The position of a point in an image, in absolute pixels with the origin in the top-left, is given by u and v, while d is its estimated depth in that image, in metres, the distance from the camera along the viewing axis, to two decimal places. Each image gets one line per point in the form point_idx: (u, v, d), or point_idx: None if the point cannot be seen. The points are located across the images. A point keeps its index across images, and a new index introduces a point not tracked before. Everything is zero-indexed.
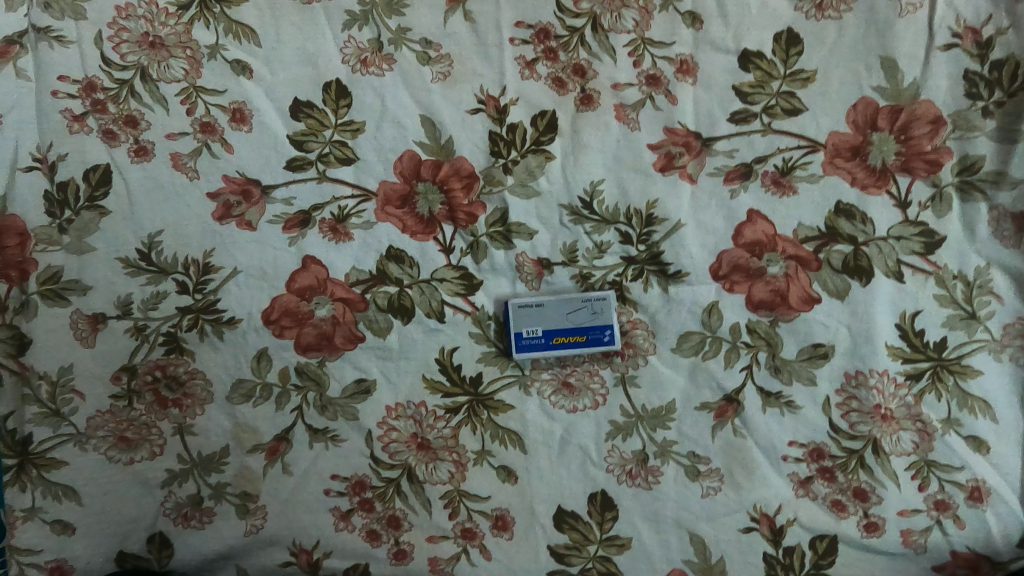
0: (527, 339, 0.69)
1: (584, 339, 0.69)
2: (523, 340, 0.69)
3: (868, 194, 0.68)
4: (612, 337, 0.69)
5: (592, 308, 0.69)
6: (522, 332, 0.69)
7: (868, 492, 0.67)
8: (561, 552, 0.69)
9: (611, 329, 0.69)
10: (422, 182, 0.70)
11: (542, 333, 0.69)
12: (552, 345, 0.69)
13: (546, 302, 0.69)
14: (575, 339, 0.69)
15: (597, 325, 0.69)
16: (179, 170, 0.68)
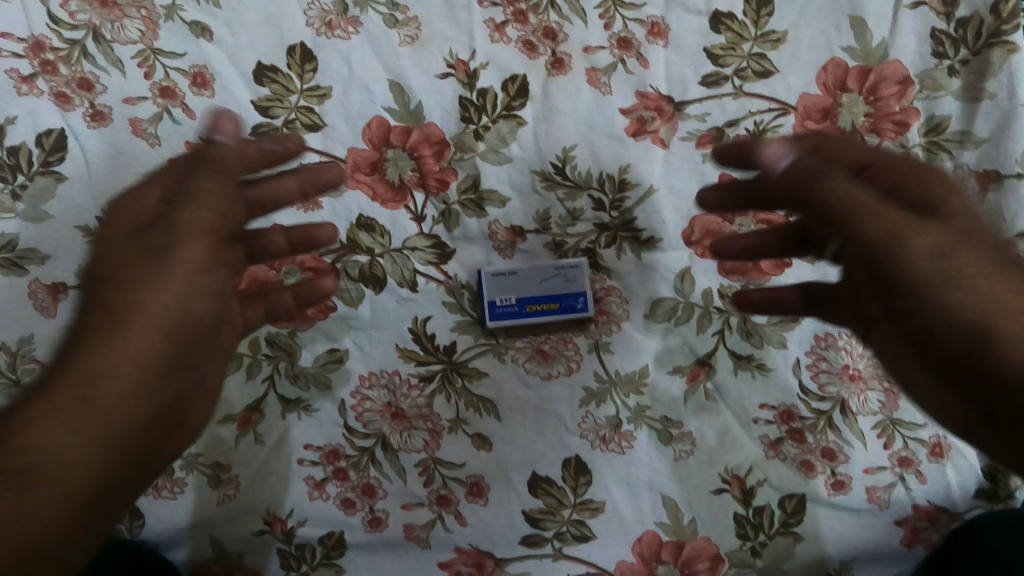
0: (500, 308, 0.69)
1: (558, 306, 0.68)
2: (496, 308, 0.68)
3: None
4: (585, 304, 0.69)
5: (565, 275, 0.69)
6: (495, 301, 0.69)
7: (836, 451, 0.69)
8: (535, 517, 0.69)
9: (585, 296, 0.69)
10: (392, 148, 0.69)
11: (515, 301, 0.69)
12: (525, 312, 0.69)
13: (519, 270, 0.69)
14: (549, 307, 0.68)
15: (571, 292, 0.68)
16: (139, 136, 0.67)
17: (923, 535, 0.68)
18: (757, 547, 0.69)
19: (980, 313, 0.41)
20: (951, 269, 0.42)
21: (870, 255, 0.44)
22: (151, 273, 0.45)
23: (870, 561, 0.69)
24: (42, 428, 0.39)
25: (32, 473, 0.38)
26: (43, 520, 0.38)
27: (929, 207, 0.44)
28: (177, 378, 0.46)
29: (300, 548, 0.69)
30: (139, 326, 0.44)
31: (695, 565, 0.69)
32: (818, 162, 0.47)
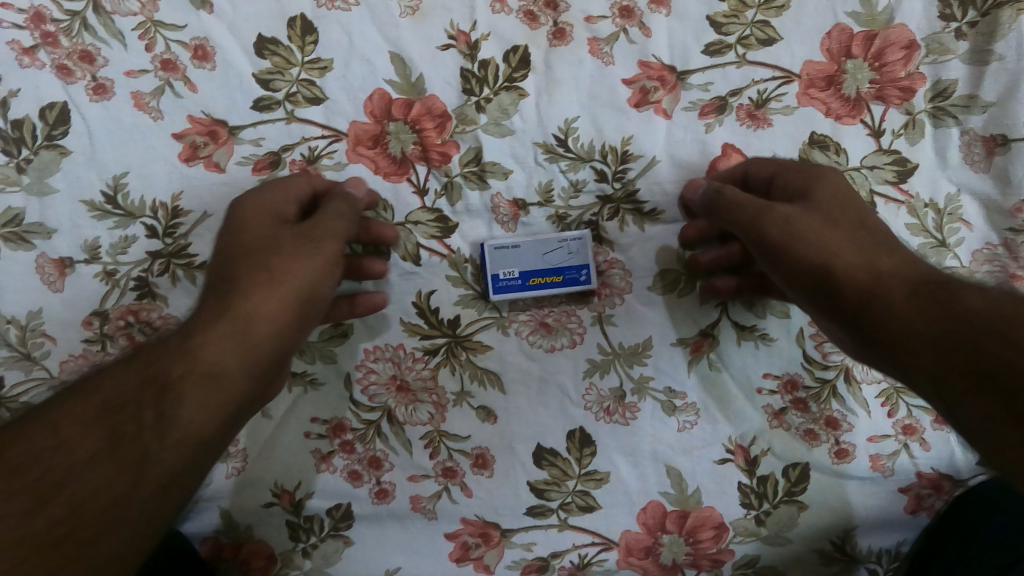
0: (504, 281, 0.68)
1: (561, 279, 0.68)
2: (500, 281, 0.68)
3: (842, 124, 0.68)
4: (589, 277, 0.69)
5: (568, 248, 0.68)
6: (499, 274, 0.68)
7: (840, 420, 0.69)
8: (540, 488, 0.70)
9: (588, 269, 0.69)
10: (394, 121, 0.68)
11: (519, 274, 0.68)
12: (529, 286, 0.68)
13: (522, 243, 0.69)
14: (552, 280, 0.68)
15: (574, 264, 0.68)
16: (141, 110, 0.67)
17: (926, 502, 0.70)
18: (761, 515, 0.70)
19: (819, 262, 0.53)
20: (816, 249, 0.54)
21: (760, 253, 0.57)
22: (291, 256, 0.56)
23: (872, 528, 0.70)
24: (231, 351, 0.50)
25: (212, 379, 0.49)
26: (203, 422, 0.48)
27: (805, 195, 0.59)
28: (298, 340, 0.56)
29: (308, 520, 0.70)
30: (281, 291, 0.54)
31: (700, 534, 0.70)
32: (710, 190, 0.62)
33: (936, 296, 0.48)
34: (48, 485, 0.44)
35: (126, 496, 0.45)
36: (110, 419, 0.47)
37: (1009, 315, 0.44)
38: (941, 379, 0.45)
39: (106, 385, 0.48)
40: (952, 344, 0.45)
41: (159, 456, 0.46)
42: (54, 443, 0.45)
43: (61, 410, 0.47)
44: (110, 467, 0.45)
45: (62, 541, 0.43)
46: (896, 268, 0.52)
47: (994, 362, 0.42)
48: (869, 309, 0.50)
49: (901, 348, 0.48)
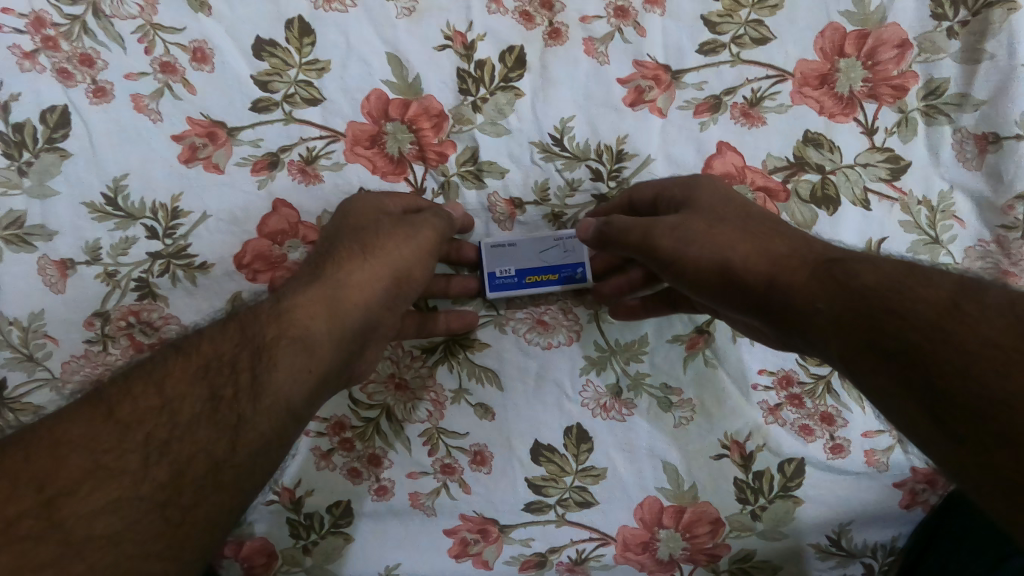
0: (501, 279, 0.69)
1: (556, 278, 0.69)
2: (497, 279, 0.68)
3: (836, 122, 0.68)
4: (584, 275, 0.69)
5: (564, 246, 0.69)
6: (494, 273, 0.68)
7: (835, 416, 0.70)
8: (538, 484, 0.71)
9: (584, 267, 0.69)
10: (391, 122, 0.69)
11: (515, 272, 0.68)
12: (524, 284, 0.69)
13: (518, 241, 0.69)
14: (548, 277, 0.69)
15: (570, 262, 0.69)
16: (140, 112, 0.68)
17: (920, 497, 0.71)
18: (757, 510, 0.71)
19: (714, 264, 0.54)
20: (707, 252, 0.55)
21: (660, 266, 0.58)
22: (387, 238, 0.58)
23: (868, 522, 0.71)
24: (321, 319, 0.51)
25: (302, 346, 0.50)
26: (291, 387, 0.48)
27: (692, 204, 0.60)
28: (383, 317, 0.57)
29: (309, 517, 0.71)
30: (375, 267, 0.56)
31: (696, 529, 0.71)
32: (599, 229, 0.63)
33: (831, 272, 0.47)
34: (157, 443, 0.44)
35: (226, 459, 0.45)
36: (210, 379, 0.47)
37: (891, 283, 0.44)
38: (845, 357, 0.44)
39: (208, 347, 0.48)
40: (846, 321, 0.44)
41: (254, 419, 0.46)
42: (159, 402, 0.45)
43: (169, 369, 0.47)
44: (212, 430, 0.45)
45: (163, 505, 0.43)
46: (791, 250, 0.52)
47: (884, 334, 0.42)
48: (775, 295, 0.50)
49: (807, 333, 0.47)
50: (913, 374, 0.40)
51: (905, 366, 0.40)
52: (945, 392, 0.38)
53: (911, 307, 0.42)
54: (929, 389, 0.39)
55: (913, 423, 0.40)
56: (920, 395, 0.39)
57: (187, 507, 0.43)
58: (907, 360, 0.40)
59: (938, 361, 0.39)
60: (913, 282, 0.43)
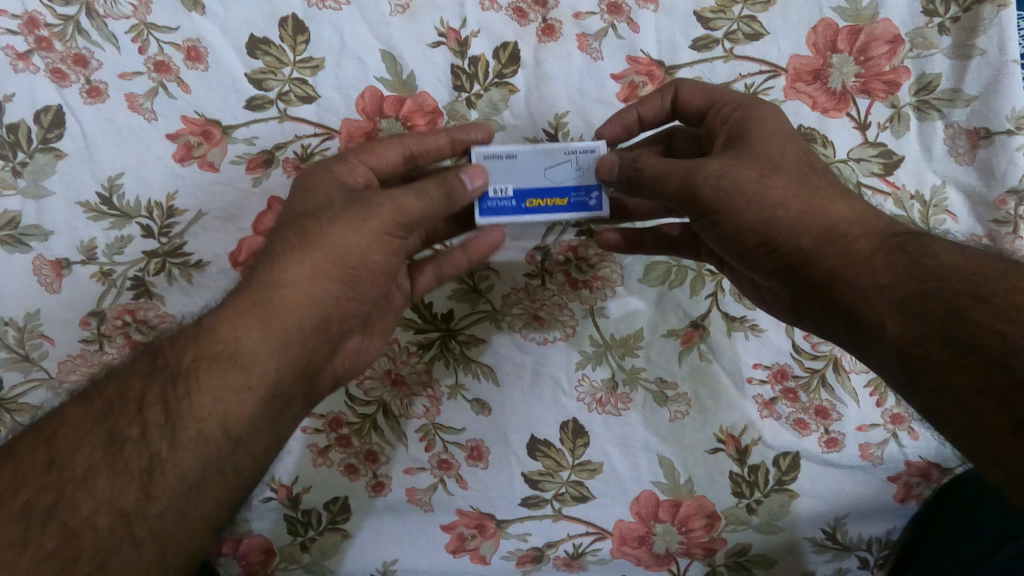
0: (495, 201, 0.60)
1: (565, 203, 0.60)
2: (490, 201, 0.60)
3: (829, 117, 0.68)
4: (598, 202, 0.60)
5: (577, 163, 0.60)
6: (490, 191, 0.60)
7: (829, 409, 0.70)
8: (534, 479, 0.71)
9: (598, 191, 0.60)
10: (385, 118, 0.69)
11: (514, 193, 0.60)
12: (525, 209, 0.60)
13: (519, 153, 0.60)
14: (553, 202, 0.60)
15: (580, 185, 0.60)
16: (135, 111, 0.68)
17: (915, 490, 0.71)
18: (752, 504, 0.71)
19: (766, 221, 0.53)
20: (758, 208, 0.53)
21: (696, 214, 0.56)
22: (331, 228, 0.53)
23: (865, 515, 0.72)
24: (255, 331, 0.50)
25: (237, 365, 0.49)
26: (226, 412, 0.48)
27: (742, 141, 0.57)
28: (335, 314, 0.54)
29: (306, 513, 0.72)
30: (314, 264, 0.52)
31: (692, 523, 0.71)
32: (626, 165, 0.58)
33: (904, 250, 0.50)
34: (43, 507, 0.45)
35: (136, 509, 0.46)
36: (113, 422, 0.48)
37: (977, 271, 0.47)
38: (906, 340, 0.48)
39: (113, 388, 0.50)
40: (920, 307, 0.47)
41: (175, 457, 0.47)
42: (49, 459, 0.47)
43: (66, 420, 0.48)
44: (114, 479, 0.46)
45: (58, 574, 0.44)
46: (851, 215, 0.53)
47: (970, 327, 0.45)
48: (829, 257, 0.52)
49: (859, 305, 0.50)
50: (994, 372, 0.44)
51: (992, 365, 0.44)
52: (1021, 394, 0.43)
53: (1001, 299, 0.45)
54: (1009, 388, 0.43)
55: (969, 415, 0.45)
56: (994, 391, 0.44)
57: (86, 574, 0.44)
58: (988, 356, 0.44)
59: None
60: (1009, 274, 0.46)
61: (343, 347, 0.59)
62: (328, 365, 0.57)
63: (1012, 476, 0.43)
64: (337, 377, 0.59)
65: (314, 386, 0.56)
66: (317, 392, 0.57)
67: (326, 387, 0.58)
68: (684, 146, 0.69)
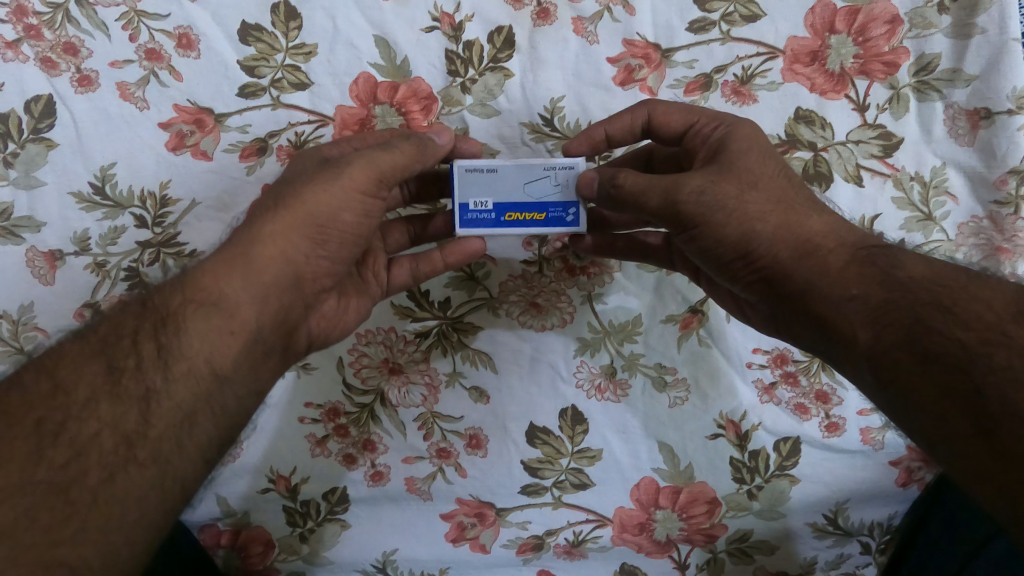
0: (474, 213, 0.61)
1: (543, 218, 0.61)
2: (469, 213, 0.60)
3: (827, 99, 0.68)
4: (576, 218, 0.61)
5: (556, 179, 0.61)
6: (469, 204, 0.60)
7: (829, 394, 0.69)
8: (533, 466, 0.71)
9: (576, 207, 0.61)
10: (379, 105, 0.69)
11: (493, 207, 0.60)
12: (503, 222, 0.61)
13: (500, 167, 0.60)
14: (532, 217, 0.61)
15: (560, 201, 0.61)
16: (126, 100, 0.67)
17: (916, 475, 0.72)
18: (752, 489, 0.72)
19: (745, 233, 0.54)
20: (737, 222, 0.54)
21: (677, 227, 0.56)
22: (306, 187, 0.55)
23: (864, 501, 0.73)
24: (235, 282, 0.53)
25: (219, 310, 0.52)
26: (212, 351, 0.51)
27: (722, 155, 0.57)
28: (311, 269, 0.56)
29: (305, 504, 0.73)
30: (290, 220, 0.54)
31: (692, 509, 0.73)
32: (605, 182, 0.58)
33: (873, 262, 0.51)
34: (51, 425, 0.47)
35: (137, 432, 0.48)
36: (110, 355, 0.50)
37: (942, 283, 0.49)
38: (877, 350, 0.48)
39: (106, 326, 0.52)
40: (888, 316, 0.48)
41: (167, 389, 0.49)
42: (52, 387, 0.49)
43: (65, 352, 0.50)
44: (115, 405, 0.48)
45: (66, 489, 0.46)
46: (827, 229, 0.54)
47: (933, 337, 0.46)
48: (804, 269, 0.53)
49: (835, 318, 0.51)
50: (958, 380, 0.44)
51: (957, 373, 0.44)
52: (985, 402, 0.43)
53: (963, 310, 0.46)
54: (973, 397, 0.43)
55: (941, 426, 0.44)
56: (959, 399, 0.44)
57: (94, 489, 0.46)
58: (954, 365, 0.45)
59: (990, 374, 0.43)
60: (969, 285, 0.48)
61: (321, 308, 0.60)
62: (305, 322, 0.59)
63: (982, 488, 0.43)
64: (312, 341, 0.60)
65: (291, 341, 0.57)
66: (293, 349, 0.58)
67: (302, 349, 0.60)
68: (664, 163, 0.69)
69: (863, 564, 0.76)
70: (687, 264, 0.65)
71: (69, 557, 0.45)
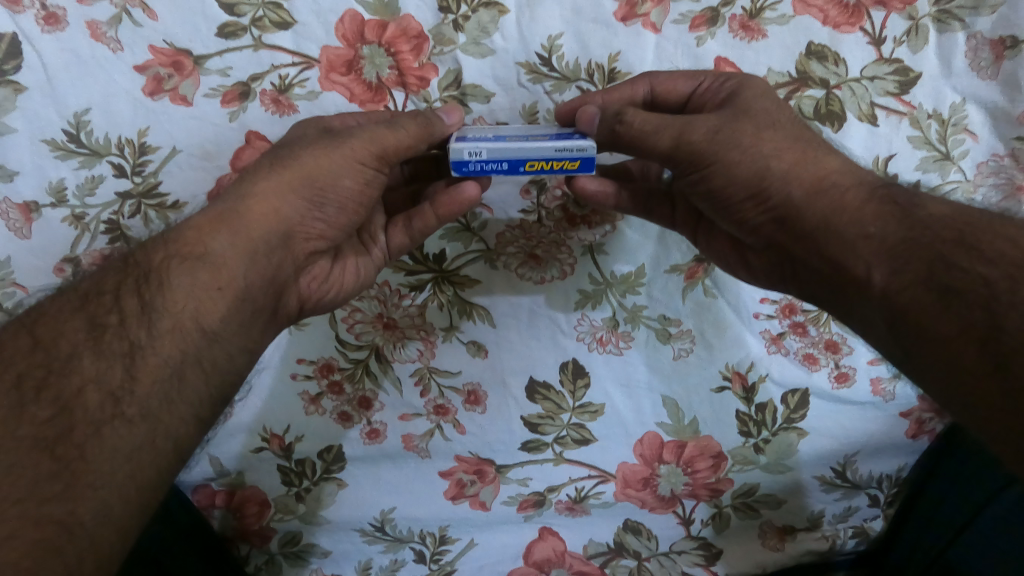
0: (471, 138, 0.54)
1: (546, 137, 0.53)
2: (466, 136, 0.54)
3: (841, 32, 0.63)
4: (584, 136, 0.54)
5: (559, 127, 0.58)
6: (466, 134, 0.55)
7: (840, 343, 0.66)
8: (533, 422, 0.70)
9: (583, 133, 0.54)
10: (367, 45, 0.64)
11: (492, 134, 0.55)
12: (501, 139, 0.53)
13: (503, 128, 0.59)
14: (534, 136, 0.54)
15: (564, 132, 0.55)
16: (98, 41, 0.63)
17: (927, 425, 0.71)
18: (759, 443, 0.71)
19: (760, 171, 0.51)
20: (752, 159, 0.52)
21: (687, 167, 0.53)
22: (305, 150, 0.53)
23: (873, 454, 0.72)
24: (221, 237, 0.50)
25: (206, 265, 0.50)
26: (198, 308, 0.49)
27: (735, 100, 0.55)
28: (305, 232, 0.54)
29: (300, 463, 0.71)
30: (288, 179, 0.52)
31: (697, 464, 0.72)
32: (609, 118, 0.54)
33: (894, 200, 0.49)
34: (31, 382, 0.45)
35: (124, 387, 0.46)
36: (91, 312, 0.48)
37: (965, 222, 0.46)
38: (891, 290, 0.47)
39: (88, 283, 0.50)
40: (905, 254, 0.46)
41: (153, 345, 0.47)
42: (32, 341, 0.47)
43: (45, 310, 0.49)
44: (98, 360, 0.46)
45: (52, 444, 0.44)
46: (842, 169, 0.51)
47: (955, 273, 0.44)
48: (817, 207, 0.50)
49: (848, 258, 0.49)
50: (978, 316, 0.43)
51: (978, 310, 0.43)
52: (1004, 336, 0.41)
53: (989, 246, 0.44)
54: (990, 332, 0.42)
55: (954, 364, 0.43)
56: (977, 335, 0.42)
57: (81, 443, 0.44)
58: (975, 301, 0.43)
59: (1012, 310, 0.42)
60: (994, 222, 0.46)
61: (311, 270, 0.57)
62: (294, 285, 0.56)
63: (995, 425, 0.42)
64: (304, 301, 0.58)
65: (279, 303, 0.55)
66: (282, 312, 0.56)
67: (292, 310, 0.57)
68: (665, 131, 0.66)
69: (870, 517, 0.77)
70: (691, 212, 0.61)
71: (59, 512, 0.42)
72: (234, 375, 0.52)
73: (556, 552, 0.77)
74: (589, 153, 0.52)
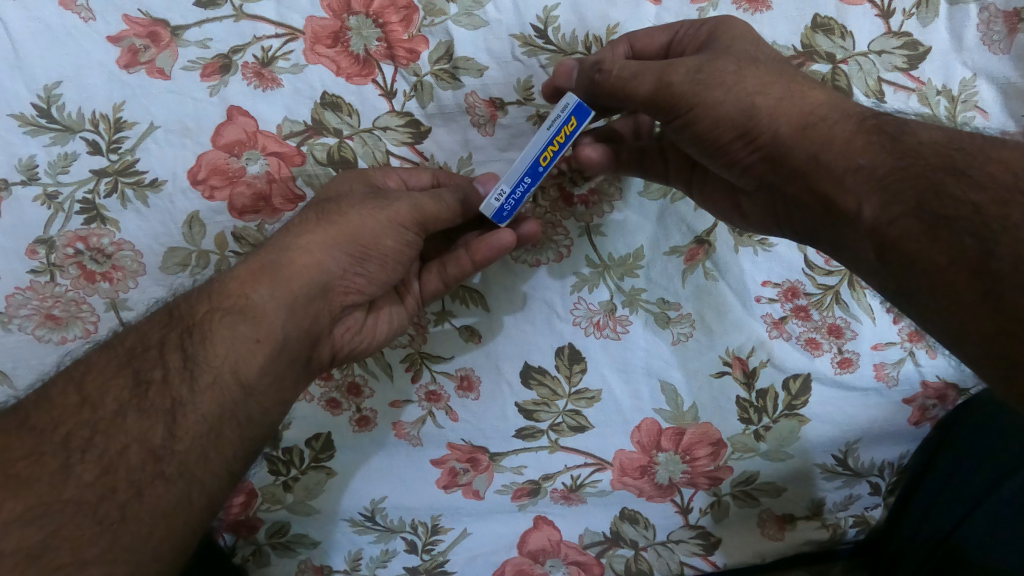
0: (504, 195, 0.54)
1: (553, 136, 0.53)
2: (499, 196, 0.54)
3: (847, 4, 0.61)
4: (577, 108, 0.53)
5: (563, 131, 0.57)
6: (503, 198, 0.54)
7: (843, 327, 0.65)
8: (529, 409, 0.68)
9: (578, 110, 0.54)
10: (354, 15, 0.61)
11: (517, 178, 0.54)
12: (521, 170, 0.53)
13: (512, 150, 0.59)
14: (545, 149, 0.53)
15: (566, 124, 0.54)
16: (68, 9, 0.60)
17: (930, 412, 0.69)
18: (759, 430, 0.69)
19: (746, 109, 0.49)
20: (736, 97, 0.49)
21: (669, 113, 0.51)
22: (352, 208, 0.54)
23: (875, 442, 0.71)
24: (263, 290, 0.51)
25: (247, 317, 0.50)
26: (238, 360, 0.49)
27: (711, 44, 0.54)
28: (346, 286, 0.55)
29: (287, 452, 0.69)
30: (332, 234, 0.53)
31: (696, 451, 0.70)
32: (586, 70, 0.55)
33: (882, 130, 0.46)
34: (78, 441, 0.46)
35: (165, 446, 0.47)
36: (136, 367, 0.49)
37: (956, 146, 0.44)
38: (883, 223, 0.45)
39: (133, 337, 0.50)
40: (897, 184, 0.44)
41: (195, 402, 0.48)
42: (79, 399, 0.47)
43: (91, 365, 0.49)
44: (142, 418, 0.47)
45: (94, 507, 0.44)
46: (827, 103, 0.49)
47: (946, 201, 0.42)
48: (804, 145, 0.48)
49: (837, 192, 0.47)
50: (969, 243, 0.41)
51: (969, 237, 0.41)
52: (995, 263, 0.40)
53: (980, 170, 0.42)
54: (983, 258, 0.40)
55: (947, 295, 0.42)
56: (970, 264, 0.41)
57: (122, 503, 0.45)
58: (967, 227, 0.41)
59: (1005, 234, 0.40)
60: (987, 148, 0.43)
61: (346, 320, 0.58)
62: (329, 335, 0.56)
63: (986, 355, 0.41)
64: (336, 352, 0.58)
65: (313, 352, 0.55)
66: (315, 362, 0.56)
67: (325, 360, 0.58)
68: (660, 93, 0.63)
69: (871, 506, 0.76)
70: (685, 162, 0.60)
71: None
72: (269, 426, 0.52)
73: (551, 542, 0.75)
74: (572, 103, 0.51)
